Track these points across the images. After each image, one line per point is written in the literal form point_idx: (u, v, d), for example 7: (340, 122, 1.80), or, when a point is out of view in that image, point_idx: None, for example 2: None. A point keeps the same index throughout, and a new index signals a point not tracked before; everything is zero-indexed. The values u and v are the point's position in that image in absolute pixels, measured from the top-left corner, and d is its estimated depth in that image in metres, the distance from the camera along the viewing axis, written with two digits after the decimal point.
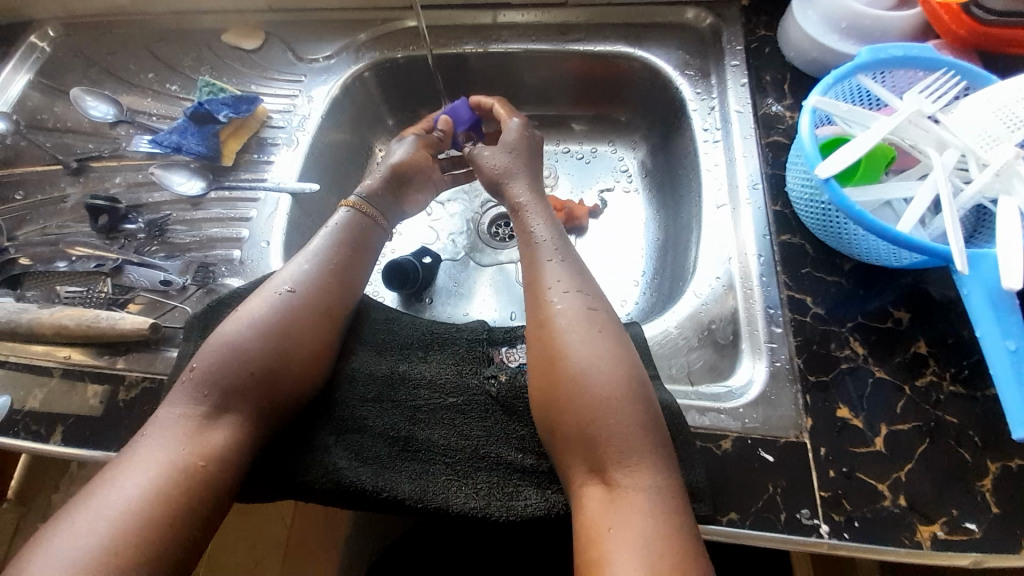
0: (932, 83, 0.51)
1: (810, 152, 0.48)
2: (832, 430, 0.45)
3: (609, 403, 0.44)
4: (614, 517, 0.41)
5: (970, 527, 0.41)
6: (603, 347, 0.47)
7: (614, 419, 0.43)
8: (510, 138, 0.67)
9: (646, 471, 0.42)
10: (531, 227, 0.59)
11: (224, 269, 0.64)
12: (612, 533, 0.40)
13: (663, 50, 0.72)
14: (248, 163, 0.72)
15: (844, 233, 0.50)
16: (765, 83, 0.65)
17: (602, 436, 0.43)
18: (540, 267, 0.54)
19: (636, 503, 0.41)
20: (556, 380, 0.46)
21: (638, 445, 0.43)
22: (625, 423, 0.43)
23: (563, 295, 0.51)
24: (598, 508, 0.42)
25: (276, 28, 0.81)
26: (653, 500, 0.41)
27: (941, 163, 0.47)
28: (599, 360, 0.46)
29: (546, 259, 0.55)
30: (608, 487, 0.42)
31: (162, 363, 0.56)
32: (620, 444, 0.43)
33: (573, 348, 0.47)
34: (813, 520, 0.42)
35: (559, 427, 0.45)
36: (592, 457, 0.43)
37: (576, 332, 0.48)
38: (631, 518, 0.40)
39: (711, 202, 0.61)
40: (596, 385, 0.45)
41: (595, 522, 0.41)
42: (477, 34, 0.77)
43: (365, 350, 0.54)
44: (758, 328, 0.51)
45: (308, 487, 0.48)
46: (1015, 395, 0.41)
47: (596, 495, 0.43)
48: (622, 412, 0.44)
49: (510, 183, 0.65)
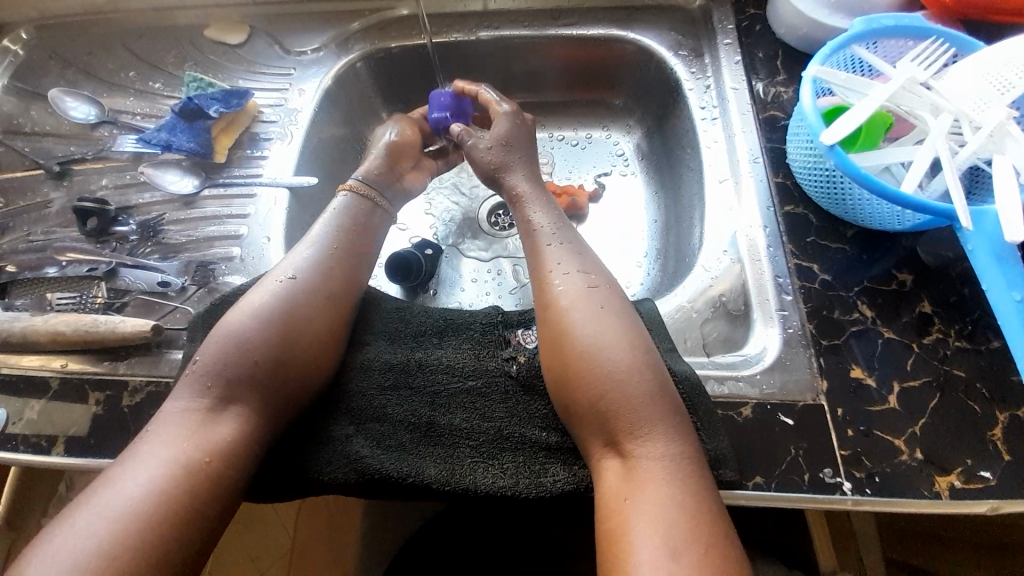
0: (922, 51, 0.53)
1: (813, 121, 0.49)
2: (847, 390, 0.47)
3: (619, 376, 0.44)
4: (631, 488, 0.41)
5: (985, 476, 0.43)
6: (610, 322, 0.47)
7: (626, 393, 0.44)
8: (500, 130, 0.66)
9: (663, 440, 0.42)
10: (529, 214, 0.59)
11: (224, 268, 0.63)
12: (630, 504, 0.40)
13: (655, 31, 0.73)
14: (240, 159, 0.70)
15: (848, 198, 0.51)
16: (758, 60, 0.66)
17: (614, 408, 0.43)
18: (542, 250, 0.55)
19: (653, 473, 0.41)
20: (567, 357, 0.46)
21: (653, 415, 0.43)
22: (637, 394, 0.43)
23: (566, 275, 0.51)
24: (616, 480, 0.42)
25: (261, 22, 0.79)
26: (668, 469, 0.41)
27: (936, 127, 0.48)
28: (607, 335, 0.46)
29: (545, 243, 0.55)
30: (623, 458, 0.43)
31: (166, 366, 0.55)
32: (635, 416, 0.43)
33: (580, 324, 0.47)
34: (836, 478, 0.43)
35: (574, 403, 0.45)
36: (606, 430, 0.44)
37: (583, 308, 0.48)
38: (648, 487, 0.41)
39: (713, 177, 0.62)
40: (606, 360, 0.45)
41: (614, 495, 0.41)
42: (468, 22, 0.76)
43: (379, 340, 0.54)
44: (769, 297, 0.52)
45: (330, 479, 0.47)
46: None
47: (613, 467, 0.43)
48: (636, 385, 0.44)
49: (507, 175, 0.65)
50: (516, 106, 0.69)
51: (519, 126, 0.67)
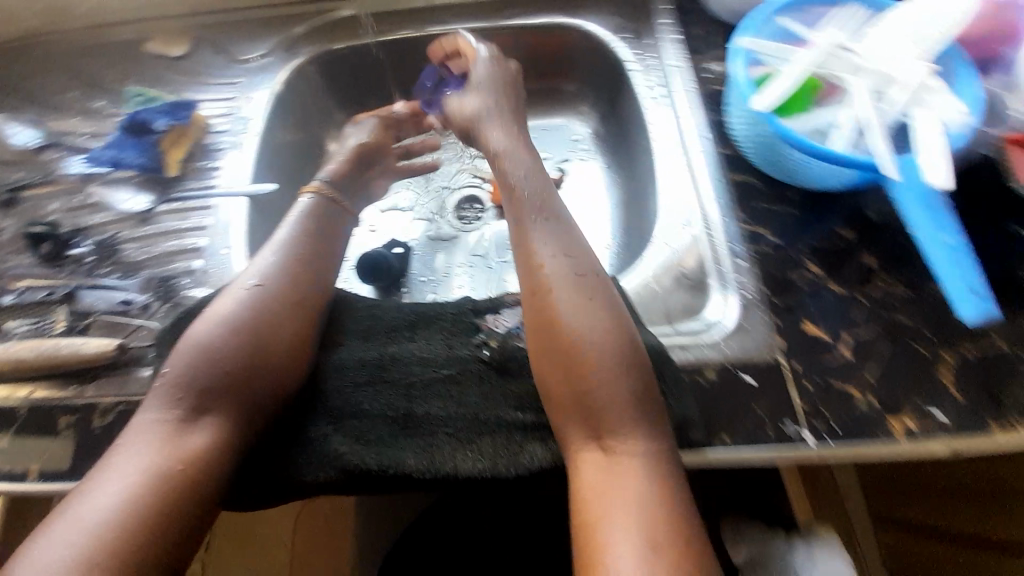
0: (842, 17, 0.56)
1: (744, 93, 0.53)
2: (803, 345, 0.48)
3: (604, 376, 0.45)
4: (608, 480, 0.43)
5: (939, 416, 0.44)
6: (596, 316, 0.47)
7: (608, 391, 0.45)
8: (483, 75, 0.68)
9: (640, 438, 0.44)
10: (513, 178, 0.59)
11: (187, 282, 0.62)
12: (607, 496, 0.42)
13: (598, 17, 0.74)
14: (194, 171, 0.69)
15: (788, 161, 0.54)
16: (698, 38, 0.68)
17: (597, 406, 0.45)
18: (529, 231, 0.54)
19: (631, 467, 0.43)
20: (556, 352, 0.47)
21: (631, 411, 0.44)
22: (619, 395, 0.45)
23: (551, 260, 0.51)
24: (595, 470, 0.44)
25: (205, 32, 0.78)
26: (643, 464, 0.43)
27: (859, 88, 0.51)
28: (595, 333, 0.46)
29: (533, 218, 0.55)
30: (603, 450, 0.44)
31: (136, 385, 0.53)
32: (615, 414, 0.44)
33: (567, 318, 0.47)
34: (797, 429, 0.45)
35: (558, 400, 0.46)
36: (589, 425, 0.45)
37: (571, 301, 0.48)
38: (625, 481, 0.42)
39: (664, 153, 0.64)
40: (592, 359, 0.45)
41: (593, 485, 0.43)
42: (415, 18, 0.76)
43: (352, 340, 0.54)
44: (724, 264, 0.55)
45: (313, 479, 0.47)
46: (957, 279, 0.46)
47: (591, 459, 0.44)
48: (619, 384, 0.45)
49: (483, 128, 0.65)
50: (497, 53, 0.70)
51: (498, 72, 0.68)
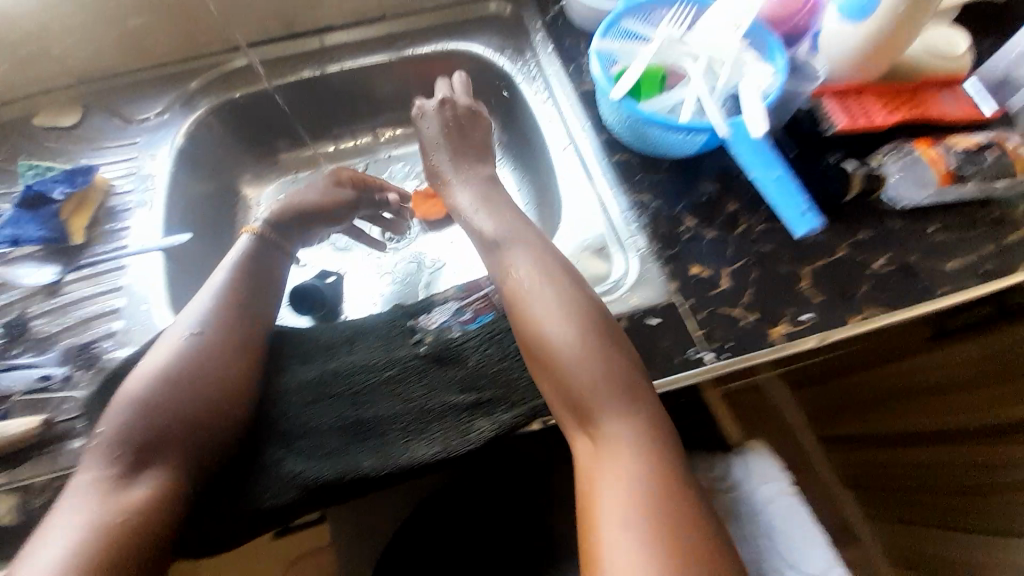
0: (676, 13, 0.66)
1: (602, 85, 0.62)
2: (692, 284, 0.57)
3: (580, 370, 0.49)
4: (600, 463, 0.47)
5: (805, 318, 0.54)
6: (574, 323, 0.51)
7: (585, 382, 0.49)
8: None
9: (623, 421, 0.48)
10: (481, 217, 0.64)
11: (109, 344, 0.61)
12: (601, 478, 0.46)
13: (480, 38, 0.82)
14: (101, 235, 0.68)
15: (650, 137, 0.63)
16: (567, 46, 0.77)
17: (579, 398, 0.49)
18: (501, 253, 0.59)
19: (620, 449, 0.47)
20: (538, 354, 0.51)
21: (614, 399, 0.48)
22: (597, 385, 0.48)
23: (521, 272, 0.56)
24: (589, 460, 0.48)
25: (94, 98, 0.77)
26: (631, 444, 0.47)
27: (694, 70, 0.62)
28: (567, 330, 0.50)
29: (504, 241, 0.60)
30: (594, 441, 0.48)
31: (67, 458, 0.51)
32: (596, 403, 0.48)
33: (540, 321, 0.52)
34: (699, 353, 0.52)
35: (549, 400, 0.50)
36: (578, 417, 0.49)
37: (541, 305, 0.52)
38: (614, 461, 0.46)
39: (557, 146, 0.73)
40: (569, 355, 0.49)
41: (589, 470, 0.47)
42: (312, 59, 0.80)
43: (292, 365, 0.56)
44: (620, 230, 0.63)
45: (271, 504, 0.48)
46: (784, 209, 0.58)
47: (584, 447, 0.49)
48: (595, 375, 0.49)
49: None
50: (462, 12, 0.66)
51: None
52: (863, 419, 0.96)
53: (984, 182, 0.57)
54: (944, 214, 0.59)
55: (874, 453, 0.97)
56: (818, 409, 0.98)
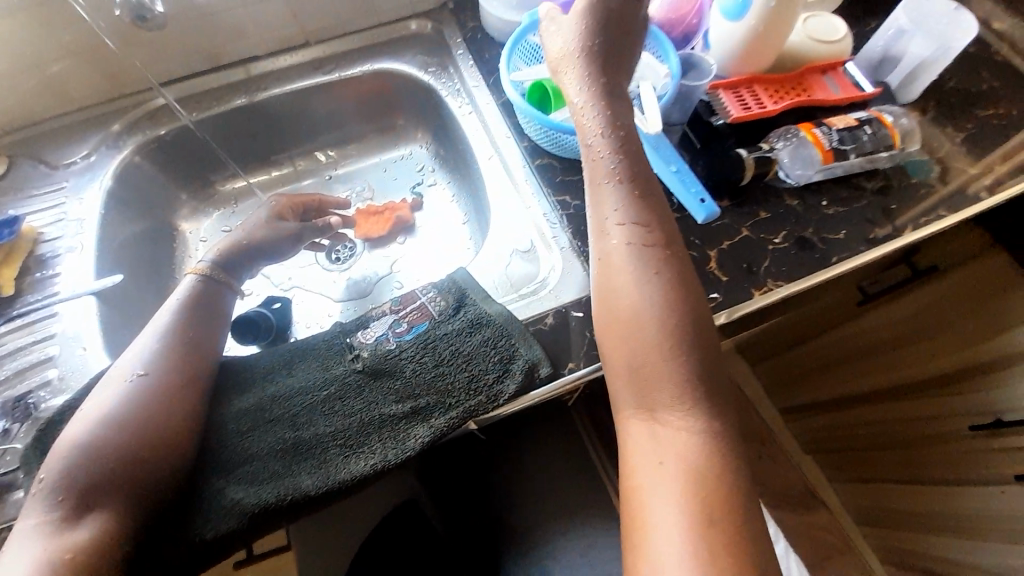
0: None
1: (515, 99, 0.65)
2: None
3: (664, 350, 0.45)
4: (658, 452, 0.43)
5: (715, 296, 0.57)
6: (663, 297, 0.47)
7: (669, 364, 0.45)
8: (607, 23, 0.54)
9: (694, 415, 0.44)
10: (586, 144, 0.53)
11: (44, 394, 0.60)
12: (657, 468, 0.42)
13: (405, 56, 0.84)
14: (31, 285, 0.68)
15: (565, 143, 0.67)
16: (486, 60, 0.80)
17: (652, 378, 0.45)
18: (598, 189, 0.51)
19: (682, 442, 0.43)
20: (623, 321, 0.47)
21: (688, 388, 0.45)
22: (680, 370, 0.45)
23: (621, 225, 0.49)
24: (639, 438, 0.45)
25: (20, 147, 0.77)
26: (694, 441, 0.43)
27: None
28: (660, 305, 0.46)
29: (603, 182, 0.51)
30: (654, 425, 0.45)
31: (11, 509, 0.51)
32: (671, 389, 0.45)
33: (631, 289, 0.47)
34: None
35: (620, 372, 0.47)
36: (644, 398, 0.45)
37: (631, 273, 0.47)
38: (673, 454, 0.43)
39: (482, 155, 0.75)
40: (656, 330, 0.46)
41: (643, 455, 0.44)
42: (245, 88, 0.82)
43: (232, 394, 0.56)
44: (546, 231, 0.67)
45: (215, 533, 0.49)
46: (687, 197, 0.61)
47: (637, 429, 0.45)
48: (677, 360, 0.45)
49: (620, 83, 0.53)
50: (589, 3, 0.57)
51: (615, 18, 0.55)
52: (826, 383, 1.03)
53: (865, 154, 0.62)
54: (836, 188, 0.63)
55: (828, 416, 1.05)
56: (776, 381, 1.12)
